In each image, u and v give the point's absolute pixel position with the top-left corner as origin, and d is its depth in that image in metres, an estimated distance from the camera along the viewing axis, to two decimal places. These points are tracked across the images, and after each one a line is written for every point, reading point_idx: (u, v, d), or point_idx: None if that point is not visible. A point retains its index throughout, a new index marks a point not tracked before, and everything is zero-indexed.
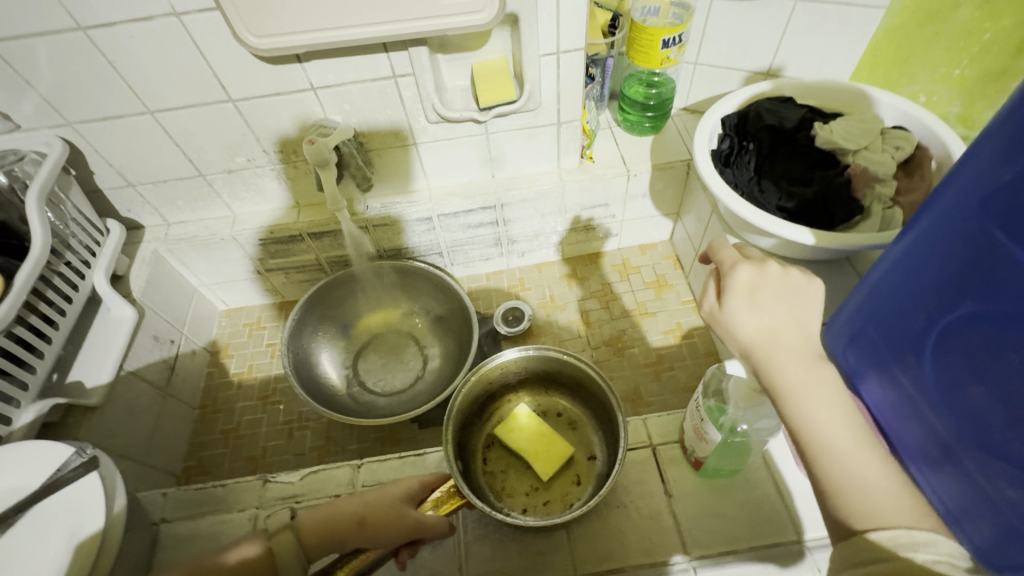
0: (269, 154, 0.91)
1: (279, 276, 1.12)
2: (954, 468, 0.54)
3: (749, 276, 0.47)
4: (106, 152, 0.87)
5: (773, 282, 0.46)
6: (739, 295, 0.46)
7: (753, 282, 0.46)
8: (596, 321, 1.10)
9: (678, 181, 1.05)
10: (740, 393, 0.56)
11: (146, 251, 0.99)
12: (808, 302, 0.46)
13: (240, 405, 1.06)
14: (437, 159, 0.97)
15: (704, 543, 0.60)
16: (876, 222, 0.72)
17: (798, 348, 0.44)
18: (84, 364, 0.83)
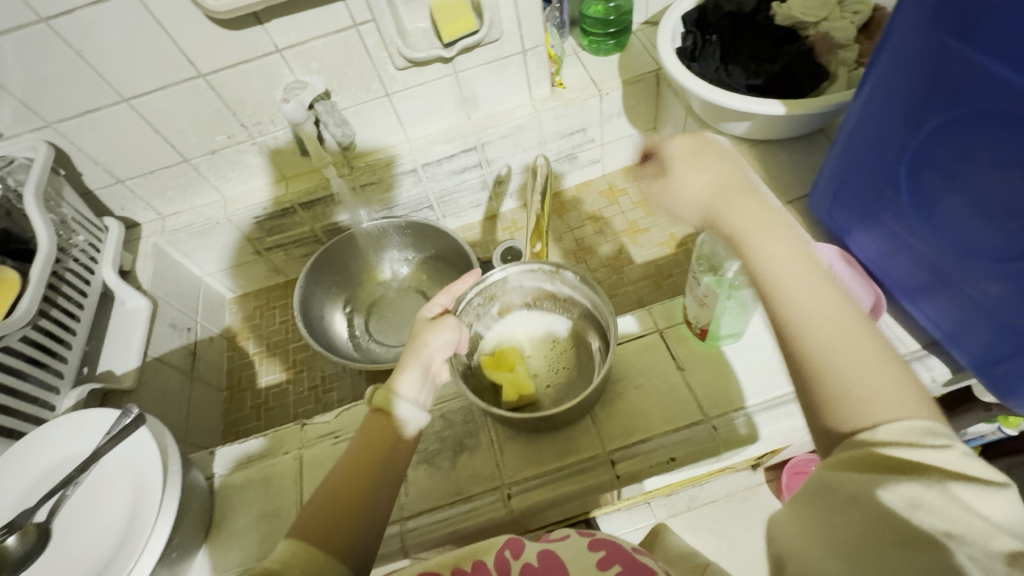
0: (248, 128, 0.93)
1: (279, 253, 1.14)
2: (943, 286, 0.57)
3: (682, 143, 0.51)
4: (91, 149, 0.89)
5: (698, 146, 0.51)
6: (680, 163, 0.51)
7: (687, 148, 0.51)
8: (591, 246, 1.13)
9: (650, 94, 1.06)
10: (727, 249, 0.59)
11: (147, 245, 1.01)
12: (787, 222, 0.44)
13: (264, 380, 1.10)
14: (412, 108, 0.98)
15: (719, 404, 0.64)
16: (842, 83, 0.74)
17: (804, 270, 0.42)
18: (111, 354, 0.87)
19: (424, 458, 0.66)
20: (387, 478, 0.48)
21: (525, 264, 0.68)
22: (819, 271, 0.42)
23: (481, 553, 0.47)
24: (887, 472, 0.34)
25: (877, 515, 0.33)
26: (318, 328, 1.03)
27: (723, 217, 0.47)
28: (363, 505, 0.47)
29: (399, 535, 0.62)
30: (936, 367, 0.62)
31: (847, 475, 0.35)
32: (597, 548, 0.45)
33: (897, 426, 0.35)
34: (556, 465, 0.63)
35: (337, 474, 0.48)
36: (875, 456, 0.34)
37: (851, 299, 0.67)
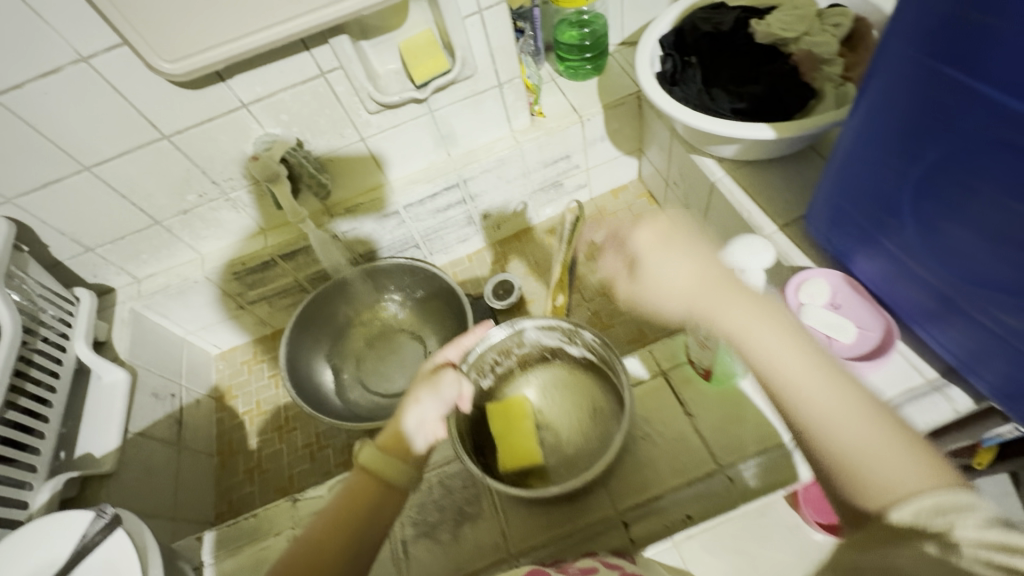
0: (220, 184, 0.90)
1: (263, 306, 1.10)
2: (955, 315, 0.54)
3: (651, 232, 0.52)
4: (55, 220, 0.85)
5: (677, 232, 0.52)
6: (652, 254, 0.51)
7: (653, 239, 0.52)
8: (585, 274, 1.10)
9: (632, 117, 1.03)
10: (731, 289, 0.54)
11: (123, 311, 0.97)
12: (773, 322, 0.46)
13: (256, 441, 1.05)
14: (390, 150, 0.95)
15: (732, 452, 0.60)
16: (831, 101, 0.71)
17: (812, 362, 0.43)
18: (89, 434, 0.82)
19: (423, 531, 0.62)
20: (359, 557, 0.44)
21: (541, 320, 0.67)
22: (813, 351, 0.44)
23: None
24: (903, 539, 0.35)
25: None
26: (308, 384, 0.99)
27: (713, 315, 0.48)
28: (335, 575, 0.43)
29: None
30: (958, 398, 0.58)
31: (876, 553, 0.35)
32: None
33: (923, 508, 0.35)
34: (564, 530, 0.59)
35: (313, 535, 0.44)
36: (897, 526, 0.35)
37: (860, 327, 0.64)
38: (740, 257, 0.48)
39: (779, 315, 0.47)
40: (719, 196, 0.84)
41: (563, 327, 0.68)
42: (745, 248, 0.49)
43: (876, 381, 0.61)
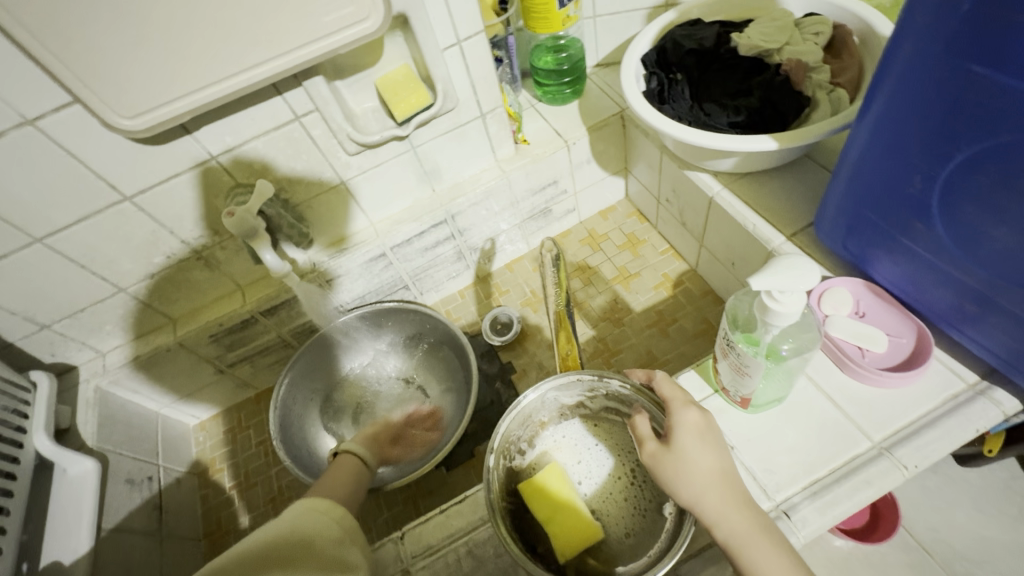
0: (190, 243, 0.83)
1: (245, 367, 1.02)
2: (996, 316, 0.52)
3: (694, 417, 0.51)
4: (4, 299, 0.76)
5: (706, 427, 0.51)
6: (688, 433, 0.50)
7: (698, 423, 0.51)
8: (584, 300, 1.06)
9: (617, 137, 1.02)
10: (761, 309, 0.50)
11: (88, 391, 0.88)
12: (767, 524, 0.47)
13: (248, 518, 0.96)
14: (372, 192, 0.90)
15: (786, 484, 0.56)
16: (826, 109, 0.69)
17: (779, 550, 0.45)
18: (56, 539, 0.72)
19: None
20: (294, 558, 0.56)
21: (558, 378, 0.62)
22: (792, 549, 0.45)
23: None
24: None
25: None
26: (302, 449, 0.90)
27: (717, 519, 0.47)
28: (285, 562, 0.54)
29: None
30: (1006, 400, 0.56)
31: None
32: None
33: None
34: None
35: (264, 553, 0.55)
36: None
37: (890, 335, 0.62)
38: (783, 279, 0.44)
39: (770, 522, 0.47)
40: (719, 211, 0.82)
41: (589, 383, 0.63)
42: (789, 268, 0.44)
43: (918, 390, 0.58)
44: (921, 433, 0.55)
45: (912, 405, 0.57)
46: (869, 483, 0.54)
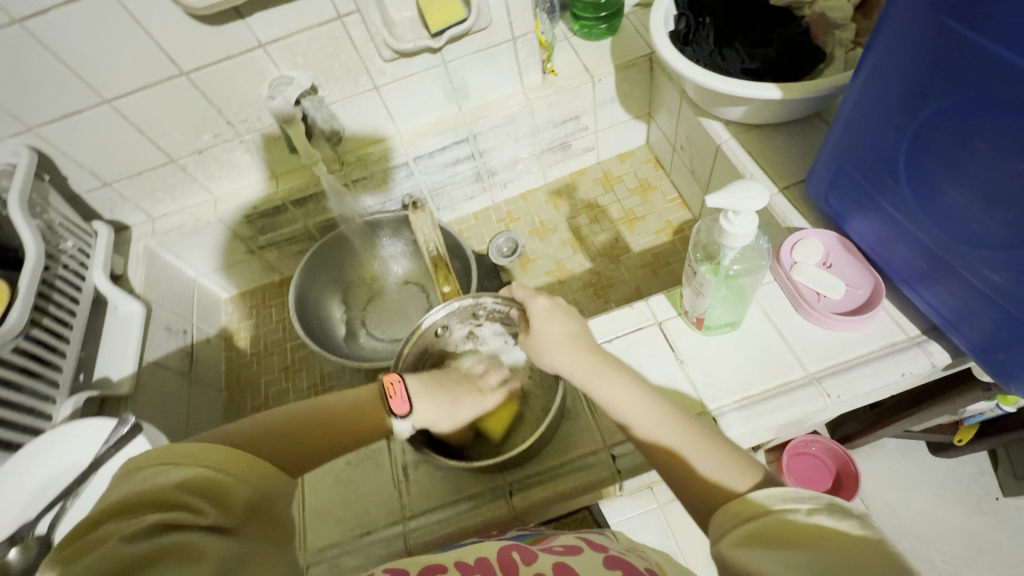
0: (235, 126, 0.92)
1: (273, 251, 1.13)
2: (943, 274, 0.57)
3: (545, 303, 0.59)
4: (74, 152, 0.87)
5: (555, 309, 0.59)
6: (541, 319, 0.58)
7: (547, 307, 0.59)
8: (587, 235, 1.12)
9: (643, 79, 1.04)
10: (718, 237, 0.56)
11: (138, 248, 1.00)
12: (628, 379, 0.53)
13: (264, 380, 1.10)
14: (402, 101, 0.97)
15: (719, 395, 0.63)
16: (839, 66, 0.72)
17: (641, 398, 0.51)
18: (107, 360, 0.86)
19: (423, 457, 0.66)
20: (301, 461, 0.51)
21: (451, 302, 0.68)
22: (653, 398, 0.51)
23: (487, 552, 0.46)
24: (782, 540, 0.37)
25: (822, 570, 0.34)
26: (317, 329, 1.02)
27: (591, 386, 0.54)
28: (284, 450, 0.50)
29: (403, 536, 0.62)
30: (938, 353, 0.61)
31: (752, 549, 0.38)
32: (612, 565, 0.43)
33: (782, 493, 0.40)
34: (556, 461, 0.63)
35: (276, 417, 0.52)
36: (783, 523, 0.37)
37: (849, 286, 0.67)
38: (735, 199, 0.50)
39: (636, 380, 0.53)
40: (723, 159, 0.86)
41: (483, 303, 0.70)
42: (740, 190, 0.50)
43: (861, 335, 0.64)
44: (852, 369, 0.62)
45: (851, 346, 0.63)
46: (792, 403, 0.61)
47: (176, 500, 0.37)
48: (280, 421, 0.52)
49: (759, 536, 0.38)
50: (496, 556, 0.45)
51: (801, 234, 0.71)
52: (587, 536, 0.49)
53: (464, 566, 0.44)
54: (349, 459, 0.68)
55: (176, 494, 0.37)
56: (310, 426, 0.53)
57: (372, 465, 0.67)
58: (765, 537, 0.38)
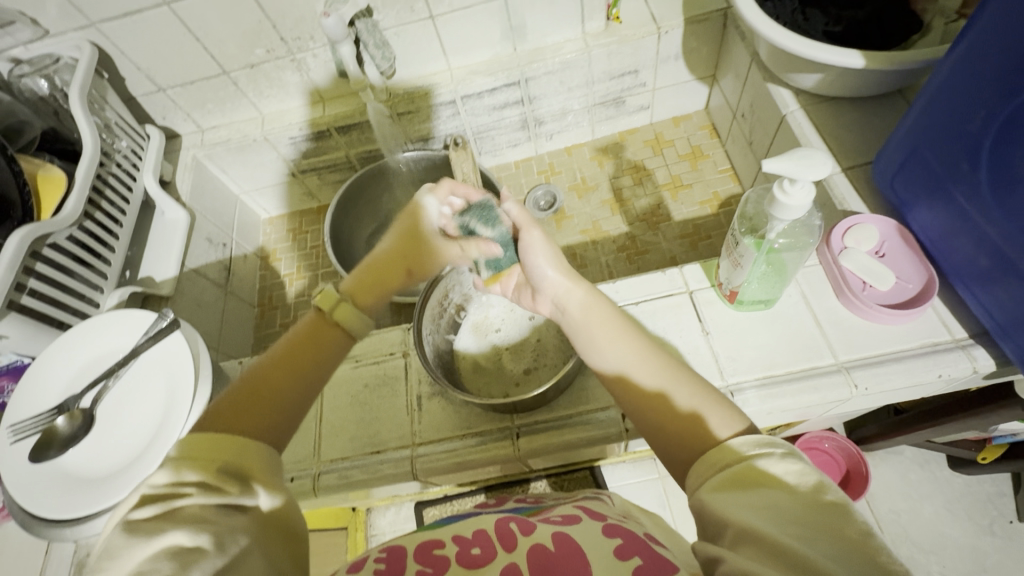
0: (287, 43, 0.91)
1: (313, 177, 1.14)
2: (1006, 275, 0.53)
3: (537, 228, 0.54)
4: (132, 53, 0.89)
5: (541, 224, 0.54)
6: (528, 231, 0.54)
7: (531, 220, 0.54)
8: (628, 198, 1.09)
9: (713, 37, 0.97)
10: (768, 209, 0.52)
11: (187, 157, 1.03)
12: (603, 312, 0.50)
13: (294, 301, 1.14)
14: (456, 34, 0.93)
15: (741, 371, 0.62)
16: (935, 37, 0.65)
17: (618, 333, 0.48)
18: (151, 261, 0.90)
19: (437, 390, 0.68)
20: (308, 390, 0.46)
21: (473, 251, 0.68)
22: (630, 333, 0.48)
23: (482, 525, 0.45)
24: (754, 486, 0.35)
25: (795, 514, 0.32)
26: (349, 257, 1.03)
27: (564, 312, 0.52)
28: (277, 415, 0.43)
29: (410, 460, 0.64)
30: (982, 358, 0.58)
31: (725, 496, 0.35)
32: (611, 536, 0.42)
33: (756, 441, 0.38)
34: (565, 411, 0.64)
35: (265, 367, 0.46)
36: (754, 470, 0.35)
37: (899, 279, 0.63)
38: (795, 167, 0.47)
39: (614, 316, 0.50)
40: (786, 131, 0.81)
41: None
42: (801, 158, 0.47)
43: (901, 330, 0.61)
44: (885, 364, 0.59)
45: (889, 340, 0.61)
46: (816, 389, 0.59)
47: (208, 470, 0.37)
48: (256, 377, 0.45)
49: (732, 481, 0.36)
50: (491, 529, 0.44)
51: (856, 218, 0.67)
52: (586, 506, 0.49)
53: (460, 539, 0.43)
54: (367, 382, 0.71)
55: (206, 471, 0.37)
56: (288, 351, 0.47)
57: (387, 390, 0.70)
58: (743, 481, 0.35)
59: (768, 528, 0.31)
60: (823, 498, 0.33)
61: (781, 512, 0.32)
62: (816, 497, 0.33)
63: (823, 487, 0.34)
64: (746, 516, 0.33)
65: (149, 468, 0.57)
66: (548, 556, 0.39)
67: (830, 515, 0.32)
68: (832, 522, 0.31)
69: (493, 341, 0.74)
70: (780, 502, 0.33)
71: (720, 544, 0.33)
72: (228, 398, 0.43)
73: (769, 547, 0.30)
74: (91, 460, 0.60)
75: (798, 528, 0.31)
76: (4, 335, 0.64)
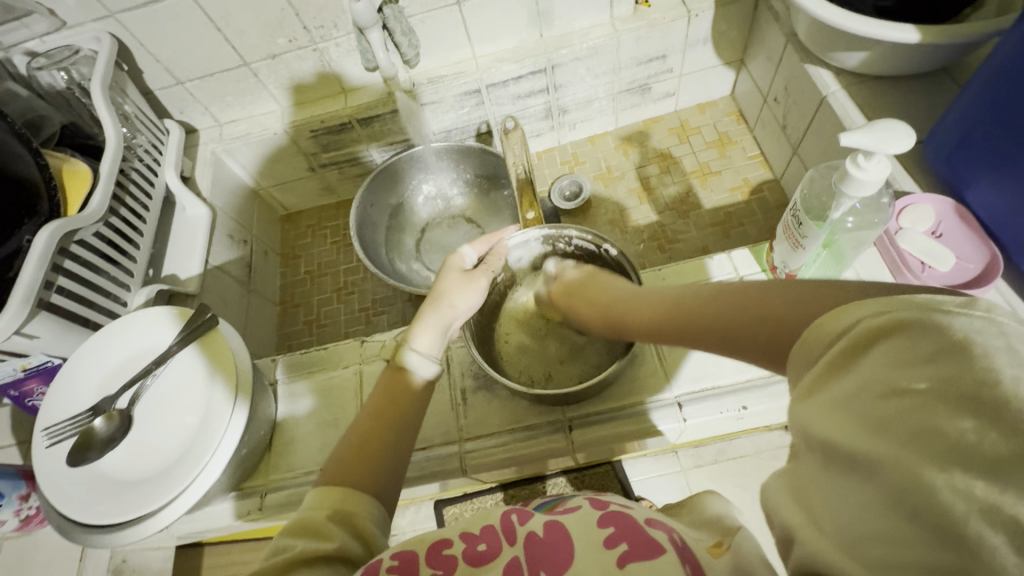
0: (310, 32, 0.88)
1: (333, 171, 1.12)
2: None
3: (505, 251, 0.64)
4: (151, 44, 0.86)
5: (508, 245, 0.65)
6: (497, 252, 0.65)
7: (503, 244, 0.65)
8: (656, 186, 1.07)
9: (744, 19, 0.95)
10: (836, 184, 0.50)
11: (205, 152, 1.00)
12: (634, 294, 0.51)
13: (316, 299, 1.11)
14: (482, 20, 0.91)
15: None
16: (990, 10, 0.63)
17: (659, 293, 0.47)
18: (174, 259, 0.87)
19: (482, 384, 0.66)
20: (404, 432, 0.48)
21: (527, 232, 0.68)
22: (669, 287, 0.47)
23: (489, 519, 0.40)
24: (842, 357, 0.27)
25: (898, 406, 0.23)
26: (374, 251, 1.00)
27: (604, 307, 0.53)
28: (385, 458, 0.46)
29: (459, 456, 0.63)
30: None
31: (816, 408, 0.27)
32: (604, 525, 0.37)
33: (850, 309, 0.29)
34: (618, 403, 0.62)
35: (360, 425, 0.48)
36: (835, 352, 0.28)
37: (959, 259, 0.62)
38: (874, 139, 0.45)
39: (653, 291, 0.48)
40: (827, 112, 0.79)
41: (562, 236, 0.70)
42: (882, 131, 0.45)
43: None
44: None
45: None
46: None
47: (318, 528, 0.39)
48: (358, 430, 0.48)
49: (818, 371, 0.28)
50: (498, 522, 0.40)
51: (913, 198, 0.65)
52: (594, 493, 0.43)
53: (468, 535, 0.39)
54: None
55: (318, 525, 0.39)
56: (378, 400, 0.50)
57: None
58: (835, 372, 0.27)
59: (870, 446, 0.24)
60: (932, 362, 0.23)
61: (871, 415, 0.24)
62: (925, 360, 0.24)
63: (930, 335, 0.24)
64: (832, 429, 0.26)
65: (193, 471, 0.55)
66: (543, 552, 0.36)
67: (947, 383, 0.23)
68: (947, 395, 0.22)
69: (537, 333, 0.72)
70: (875, 393, 0.25)
71: (822, 475, 0.26)
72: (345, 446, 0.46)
73: (853, 459, 0.24)
74: (132, 463, 0.58)
75: (908, 429, 0.23)
76: (35, 335, 0.62)
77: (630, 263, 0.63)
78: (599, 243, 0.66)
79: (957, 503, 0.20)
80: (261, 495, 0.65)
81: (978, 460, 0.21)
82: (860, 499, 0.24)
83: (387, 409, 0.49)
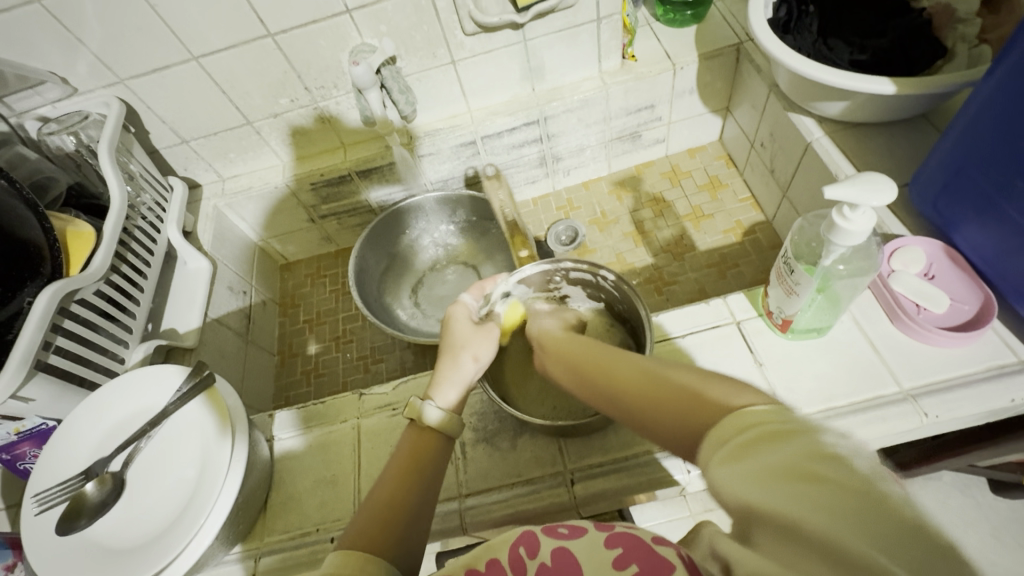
0: (311, 92, 0.92)
1: (333, 222, 1.14)
2: None
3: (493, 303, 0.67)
4: (159, 108, 0.90)
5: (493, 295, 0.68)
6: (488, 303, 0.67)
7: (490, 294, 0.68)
8: (651, 230, 1.09)
9: (727, 70, 0.99)
10: (827, 233, 0.50)
11: (208, 207, 1.02)
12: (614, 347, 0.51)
13: (314, 348, 1.11)
14: (475, 76, 0.95)
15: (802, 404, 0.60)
16: (961, 63, 0.66)
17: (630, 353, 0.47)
18: (174, 313, 0.88)
19: (483, 437, 0.65)
20: (427, 493, 0.47)
21: (533, 269, 0.69)
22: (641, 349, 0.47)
23: (496, 550, 0.39)
24: (766, 444, 0.30)
25: (817, 481, 0.26)
26: (371, 298, 1.00)
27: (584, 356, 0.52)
28: (408, 523, 0.44)
29: (458, 512, 0.61)
30: None
31: (744, 479, 0.29)
32: (613, 545, 0.36)
33: (759, 403, 0.33)
34: (621, 454, 0.61)
35: (382, 490, 0.47)
36: (758, 432, 0.31)
37: (953, 301, 0.62)
38: (859, 192, 0.46)
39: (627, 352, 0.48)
40: (812, 158, 0.81)
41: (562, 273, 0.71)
42: (867, 183, 0.46)
43: (965, 353, 0.59)
44: (952, 390, 0.57)
45: (952, 365, 0.59)
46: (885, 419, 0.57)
47: None
48: (380, 494, 0.46)
49: (740, 449, 0.31)
50: (504, 556, 0.38)
51: (905, 241, 0.66)
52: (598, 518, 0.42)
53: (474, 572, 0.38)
54: None
55: None
56: (402, 463, 0.49)
57: None
58: (755, 451, 0.30)
59: (797, 514, 0.26)
60: (834, 450, 0.28)
61: (801, 490, 0.27)
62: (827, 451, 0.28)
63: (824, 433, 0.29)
64: (762, 499, 0.28)
65: (187, 534, 0.54)
66: None
67: (851, 465, 0.27)
68: (851, 475, 0.26)
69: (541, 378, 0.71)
70: (808, 475, 0.27)
71: (754, 546, 0.28)
72: (367, 509, 0.45)
73: (783, 530, 0.26)
74: (122, 528, 0.56)
75: (825, 498, 0.26)
76: (31, 398, 0.61)
77: (637, 299, 0.64)
78: (597, 272, 0.67)
79: (868, 554, 0.24)
80: (256, 560, 0.63)
81: (881, 529, 0.24)
82: (787, 567, 0.26)
83: (409, 470, 0.48)
